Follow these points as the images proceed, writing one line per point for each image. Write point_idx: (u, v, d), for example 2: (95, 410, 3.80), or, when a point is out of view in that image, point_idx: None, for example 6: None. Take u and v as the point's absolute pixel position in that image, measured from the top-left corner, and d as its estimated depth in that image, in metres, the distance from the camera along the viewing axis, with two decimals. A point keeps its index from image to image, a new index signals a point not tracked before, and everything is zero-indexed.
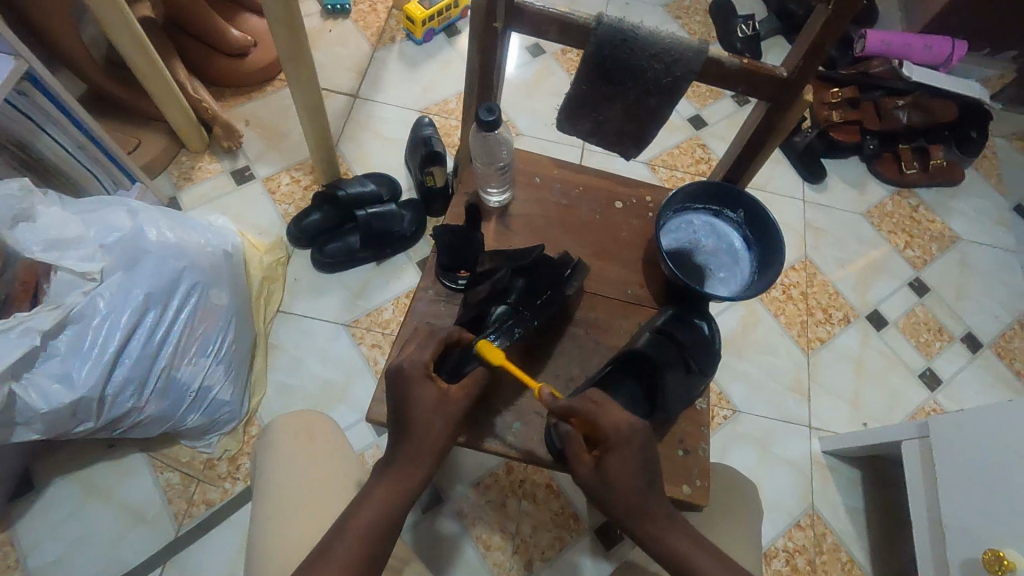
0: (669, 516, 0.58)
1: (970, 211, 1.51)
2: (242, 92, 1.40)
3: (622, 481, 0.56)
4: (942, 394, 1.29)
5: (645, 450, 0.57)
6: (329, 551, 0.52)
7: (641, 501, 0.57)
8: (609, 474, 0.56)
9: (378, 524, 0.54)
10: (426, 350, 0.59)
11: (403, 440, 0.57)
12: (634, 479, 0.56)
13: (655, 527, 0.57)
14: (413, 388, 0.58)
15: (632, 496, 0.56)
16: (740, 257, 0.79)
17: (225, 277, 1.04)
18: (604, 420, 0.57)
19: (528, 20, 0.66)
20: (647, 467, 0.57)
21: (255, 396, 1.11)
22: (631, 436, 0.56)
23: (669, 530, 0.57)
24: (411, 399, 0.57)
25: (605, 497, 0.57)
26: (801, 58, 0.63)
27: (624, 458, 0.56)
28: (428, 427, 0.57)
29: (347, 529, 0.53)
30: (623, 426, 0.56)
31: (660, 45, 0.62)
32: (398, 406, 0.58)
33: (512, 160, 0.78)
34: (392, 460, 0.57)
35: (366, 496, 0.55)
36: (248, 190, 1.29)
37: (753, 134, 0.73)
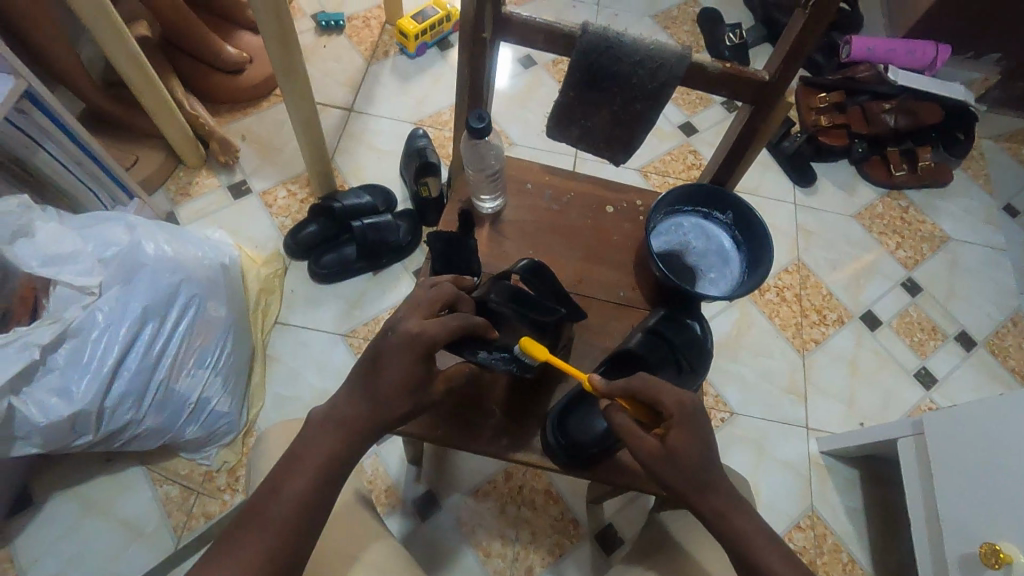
0: (730, 495, 0.57)
1: (960, 211, 1.53)
2: (238, 107, 1.42)
3: (691, 454, 0.55)
4: (938, 393, 1.29)
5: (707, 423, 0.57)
6: (266, 511, 0.52)
7: (708, 475, 0.56)
8: (677, 450, 0.55)
9: (318, 493, 0.53)
10: (437, 329, 0.57)
11: (364, 412, 0.56)
12: (701, 451, 0.56)
13: (720, 503, 0.56)
14: (398, 359, 0.56)
15: (700, 467, 0.56)
16: (729, 258, 0.80)
17: (223, 289, 1.05)
18: (668, 397, 0.56)
19: (515, 30, 0.68)
20: (709, 445, 0.57)
21: (253, 407, 1.12)
22: (695, 408, 0.56)
23: (731, 509, 0.56)
24: (389, 377, 0.56)
25: (671, 475, 0.56)
26: (781, 62, 0.65)
27: (691, 431, 0.56)
28: (394, 405, 0.57)
29: (286, 489, 0.53)
30: (688, 399, 0.57)
31: (644, 52, 0.64)
32: (373, 374, 0.56)
33: (503, 168, 0.80)
34: (340, 423, 0.56)
35: (309, 453, 0.55)
36: (246, 204, 1.31)
37: (738, 137, 0.75)
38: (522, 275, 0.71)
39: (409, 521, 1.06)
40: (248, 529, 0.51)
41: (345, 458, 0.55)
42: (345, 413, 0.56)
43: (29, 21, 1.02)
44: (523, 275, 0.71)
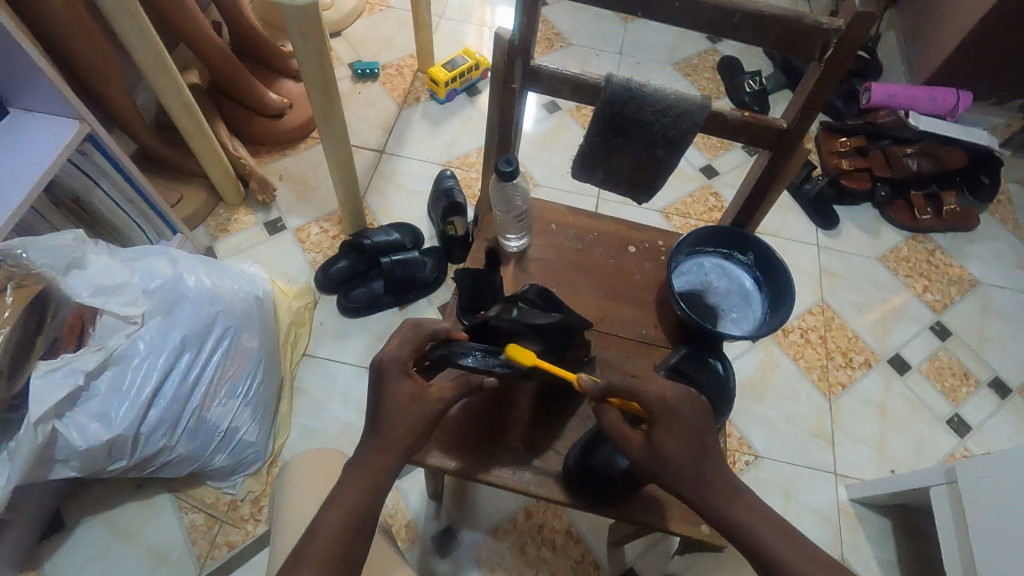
0: (733, 488, 0.56)
1: (988, 255, 1.51)
2: (278, 149, 1.50)
3: (680, 450, 0.55)
4: (973, 440, 1.26)
5: (694, 416, 0.57)
6: (311, 541, 0.53)
7: (707, 469, 0.56)
8: (662, 447, 0.56)
9: (354, 515, 0.55)
10: (405, 347, 0.61)
11: (373, 433, 0.58)
12: (689, 446, 0.56)
13: (722, 498, 0.55)
14: (390, 384, 0.59)
15: (688, 463, 0.55)
16: (751, 298, 0.81)
17: (256, 321, 1.09)
18: (650, 394, 0.57)
19: (543, 81, 0.72)
20: (700, 436, 0.56)
21: (279, 437, 1.14)
22: (677, 403, 0.56)
23: (733, 502, 0.55)
24: (384, 395, 0.59)
25: (661, 472, 0.56)
26: (799, 110, 0.67)
27: (675, 429, 0.56)
28: (400, 422, 0.58)
29: (326, 519, 0.54)
30: (669, 394, 0.57)
31: (666, 101, 0.67)
32: (375, 404, 0.59)
33: (529, 208, 0.83)
34: (360, 450, 0.58)
35: (341, 483, 0.57)
36: (280, 240, 1.37)
37: (758, 180, 0.77)
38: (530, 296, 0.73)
39: (429, 557, 1.06)
40: (300, 560, 0.52)
41: (366, 477, 0.57)
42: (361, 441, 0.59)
43: (93, 70, 1.10)
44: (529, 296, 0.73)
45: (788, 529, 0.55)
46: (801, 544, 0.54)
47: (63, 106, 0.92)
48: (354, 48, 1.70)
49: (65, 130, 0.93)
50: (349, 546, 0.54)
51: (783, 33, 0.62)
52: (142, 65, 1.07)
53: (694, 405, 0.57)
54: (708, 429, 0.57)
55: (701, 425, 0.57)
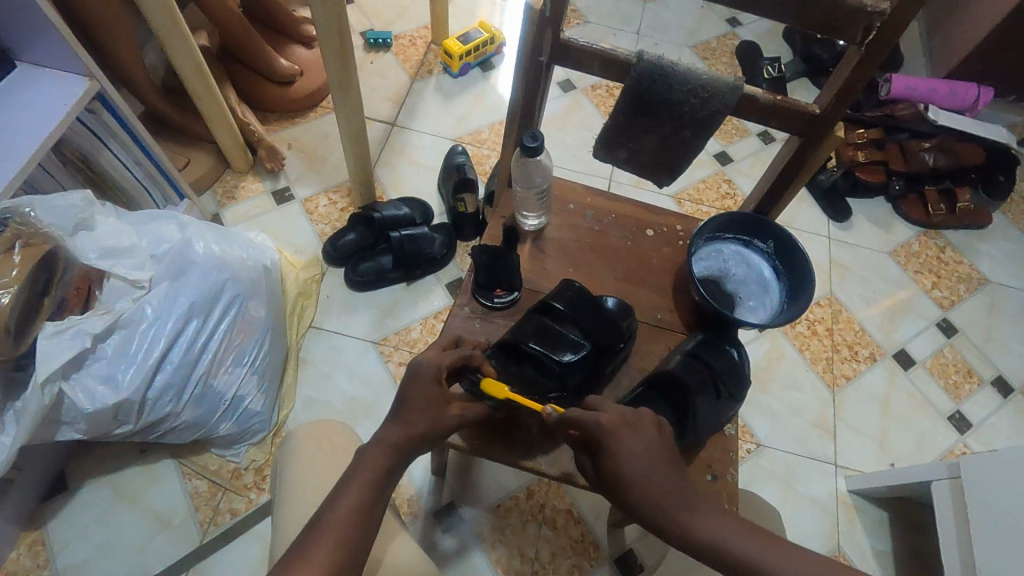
0: (691, 500, 0.57)
1: (998, 254, 1.51)
2: (287, 117, 1.47)
3: (635, 473, 0.57)
4: (973, 437, 1.26)
5: (641, 438, 0.58)
6: (321, 524, 0.52)
7: (668, 487, 0.57)
8: (618, 471, 0.57)
9: (364, 505, 0.54)
10: (443, 358, 0.62)
11: (395, 422, 0.59)
12: (641, 468, 0.57)
13: (689, 518, 0.56)
14: (417, 384, 0.60)
15: (652, 488, 0.57)
16: (769, 286, 0.80)
17: (263, 291, 1.08)
18: (591, 421, 0.58)
19: (572, 56, 0.70)
20: (652, 454, 0.58)
21: (284, 408, 1.14)
22: (619, 428, 0.58)
23: (697, 516, 0.56)
24: (409, 392, 0.60)
25: (623, 495, 0.58)
26: (833, 96, 0.65)
27: (624, 452, 0.57)
28: (417, 420, 0.59)
29: (340, 502, 0.54)
30: (608, 421, 0.58)
31: (697, 82, 0.66)
32: (399, 399, 0.60)
33: (550, 186, 0.81)
34: (382, 438, 0.58)
35: (357, 470, 0.56)
36: (288, 210, 1.35)
37: (783, 168, 0.75)
38: (561, 310, 0.70)
39: (430, 532, 1.07)
40: (306, 540, 0.51)
41: (382, 468, 0.57)
42: (382, 431, 0.59)
43: (102, 26, 1.07)
44: (563, 309, 0.70)
45: (757, 530, 0.56)
46: (785, 549, 0.55)
47: (73, 62, 0.89)
48: (367, 16, 1.66)
49: (74, 87, 0.90)
50: (353, 529, 0.52)
51: (825, 13, 0.60)
52: (153, 23, 1.04)
53: (638, 424, 0.59)
54: (659, 445, 0.59)
55: (656, 444, 0.59)
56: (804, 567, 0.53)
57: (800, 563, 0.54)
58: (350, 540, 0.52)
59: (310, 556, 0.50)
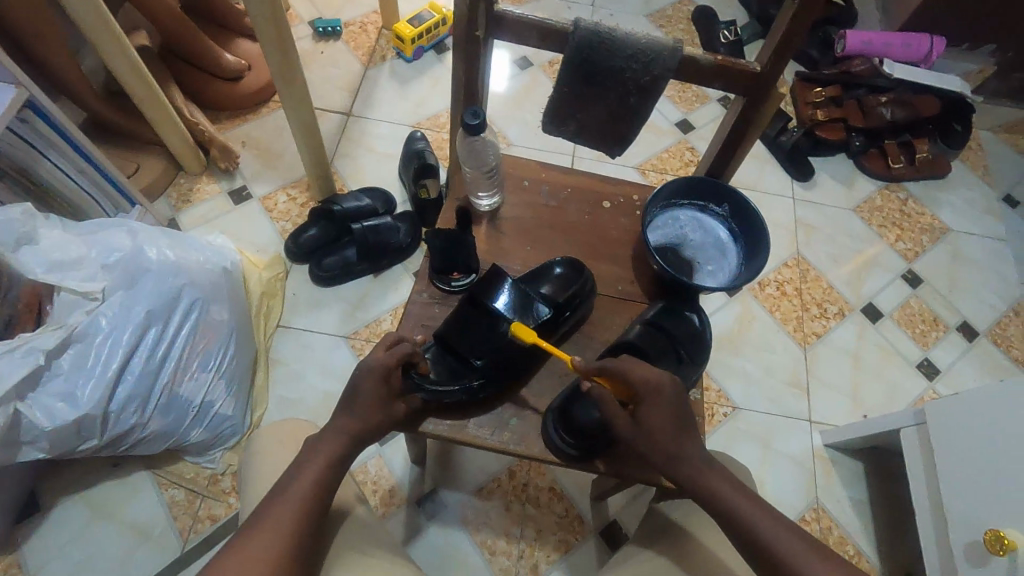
0: (705, 461, 0.61)
1: (959, 202, 1.53)
2: (239, 114, 1.43)
3: (664, 427, 0.61)
4: (941, 383, 1.29)
5: (675, 397, 0.62)
6: (277, 503, 0.54)
7: (686, 445, 0.61)
8: (645, 423, 0.61)
9: (320, 485, 0.56)
10: (389, 358, 0.60)
11: (347, 409, 0.59)
12: (669, 421, 0.61)
13: (702, 473, 0.60)
14: (365, 385, 0.59)
15: (674, 443, 0.61)
16: (726, 249, 0.80)
17: (224, 293, 1.06)
18: (635, 375, 0.61)
19: (508, 27, 0.68)
20: (679, 413, 0.62)
21: (257, 410, 1.12)
22: (662, 385, 0.61)
23: (707, 473, 0.60)
24: (358, 389, 0.59)
25: (642, 444, 0.61)
26: (772, 52, 0.64)
27: (660, 406, 0.61)
28: (367, 415, 0.60)
29: (294, 482, 0.55)
30: (654, 377, 0.61)
31: (636, 47, 0.65)
32: (349, 396, 0.60)
33: (499, 164, 0.80)
34: (334, 428, 0.59)
35: (311, 453, 0.57)
36: (247, 210, 1.32)
37: (729, 131, 0.74)
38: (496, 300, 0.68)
39: (415, 521, 1.07)
40: (253, 528, 0.52)
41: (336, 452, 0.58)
42: (334, 422, 0.59)
43: (28, 31, 1.03)
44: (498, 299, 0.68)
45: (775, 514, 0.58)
46: (794, 532, 0.57)
47: None
48: (314, 5, 1.62)
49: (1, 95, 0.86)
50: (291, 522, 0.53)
51: None
52: (82, 24, 1.00)
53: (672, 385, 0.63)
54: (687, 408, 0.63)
55: (682, 406, 0.62)
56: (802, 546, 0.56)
57: (798, 537, 0.56)
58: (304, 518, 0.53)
59: (245, 549, 0.51)
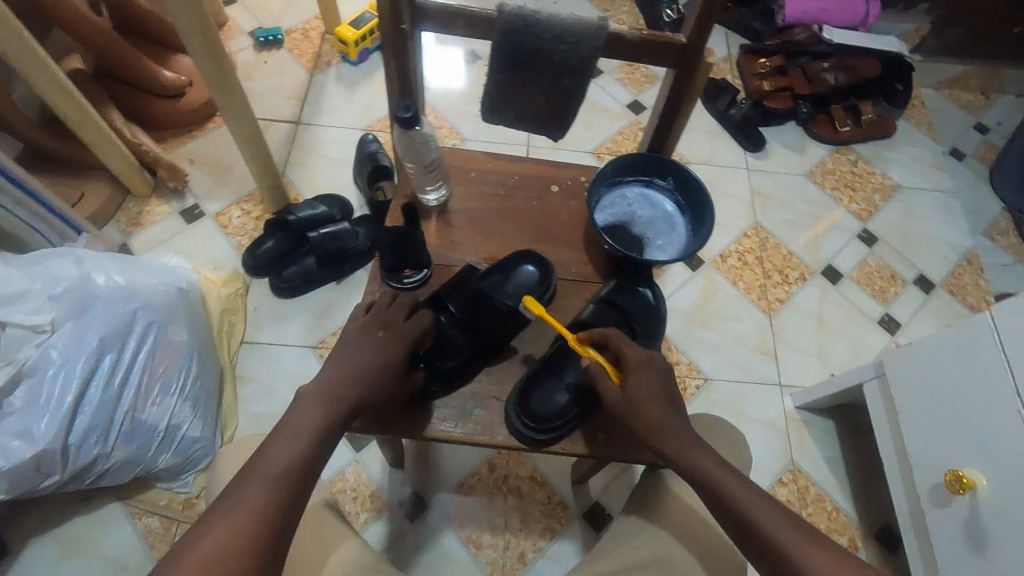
0: (694, 437, 0.61)
1: (906, 160, 1.57)
2: (184, 132, 1.40)
3: (649, 400, 0.62)
4: (903, 336, 1.33)
5: (661, 375, 0.64)
6: (277, 446, 0.52)
7: (673, 422, 0.61)
8: (633, 393, 0.62)
9: (319, 443, 0.54)
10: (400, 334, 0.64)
11: (362, 372, 0.60)
12: (655, 395, 0.62)
13: (686, 448, 0.59)
14: (376, 354, 0.61)
15: (660, 413, 0.61)
16: (674, 222, 0.81)
17: (181, 314, 1.04)
18: (627, 349, 0.65)
19: (433, 17, 0.67)
20: (667, 389, 0.64)
21: (228, 429, 1.10)
22: (647, 362, 0.64)
23: (692, 448, 0.59)
24: (373, 352, 0.61)
25: (630, 415, 0.62)
26: (695, 22, 0.64)
27: (647, 380, 0.63)
28: (375, 383, 0.60)
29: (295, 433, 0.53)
30: (641, 356, 0.65)
31: (563, 27, 0.65)
32: (365, 357, 0.61)
33: (440, 158, 0.79)
34: (349, 385, 0.58)
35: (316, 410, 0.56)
36: (200, 228, 1.29)
37: (664, 104, 0.74)
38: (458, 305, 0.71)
39: (398, 524, 1.06)
40: (252, 467, 0.50)
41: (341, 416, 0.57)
42: (348, 380, 0.59)
43: None
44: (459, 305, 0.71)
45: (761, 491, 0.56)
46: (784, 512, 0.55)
47: None
48: (254, 15, 1.59)
49: None
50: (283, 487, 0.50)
51: None
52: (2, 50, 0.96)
53: (659, 365, 0.65)
54: (675, 390, 0.64)
55: (666, 385, 0.64)
56: (789, 527, 0.53)
57: (785, 518, 0.54)
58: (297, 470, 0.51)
59: (232, 515, 0.47)
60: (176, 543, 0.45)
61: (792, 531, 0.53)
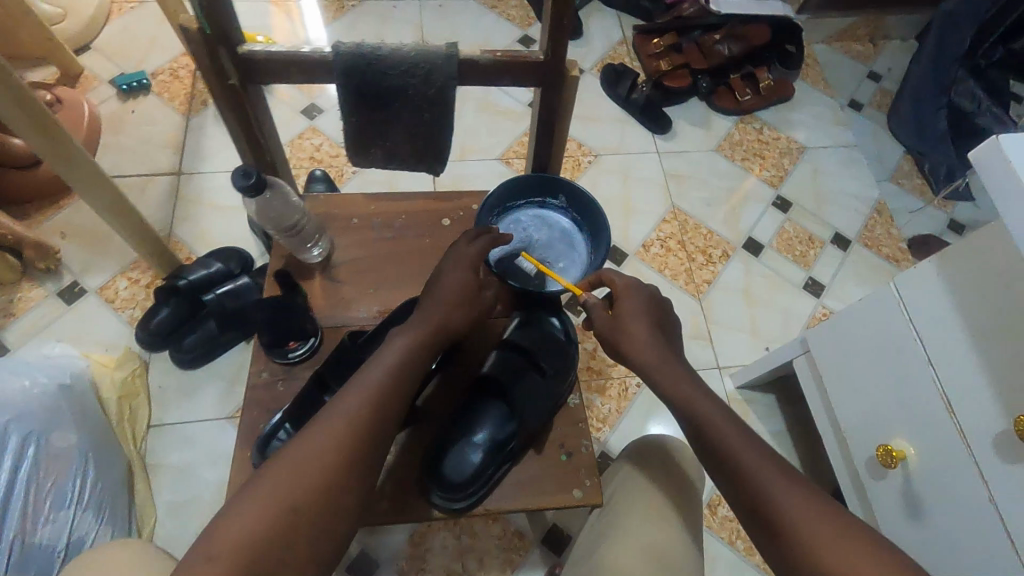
0: (687, 373, 0.63)
1: (808, 120, 1.59)
2: (50, 202, 1.27)
3: (637, 332, 0.65)
4: (829, 297, 1.34)
5: (651, 311, 0.67)
6: (327, 414, 0.55)
7: (664, 357, 0.63)
8: (621, 320, 0.66)
9: (359, 416, 0.55)
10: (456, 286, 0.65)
11: (416, 335, 0.61)
12: (644, 329, 0.65)
13: (672, 381, 0.62)
14: (421, 317, 0.63)
15: (647, 346, 0.64)
16: (574, 240, 0.77)
17: (67, 416, 0.94)
18: (620, 284, 0.68)
19: (261, 69, 0.60)
20: (657, 323, 0.67)
21: (144, 526, 1.00)
22: (636, 295, 0.67)
23: (682, 381, 0.62)
24: (428, 311, 0.64)
25: (620, 343, 0.65)
26: (548, 37, 0.60)
27: (632, 312, 0.66)
28: (417, 351, 0.61)
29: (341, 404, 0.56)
30: (633, 292, 0.67)
31: (407, 61, 0.59)
32: (422, 317, 0.63)
33: (304, 214, 0.71)
34: (398, 351, 0.60)
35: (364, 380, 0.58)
36: (84, 307, 1.17)
37: (540, 123, 0.69)
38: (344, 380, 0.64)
39: None
40: (307, 431, 0.54)
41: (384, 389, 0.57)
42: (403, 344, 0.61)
43: None
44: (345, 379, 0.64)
45: (766, 451, 0.56)
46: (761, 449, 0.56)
47: None
48: (113, 60, 1.45)
49: None
50: (320, 475, 0.52)
51: None
52: None
53: (648, 302, 0.68)
54: (664, 330, 0.67)
55: (653, 322, 0.66)
56: (765, 460, 0.55)
57: (761, 453, 0.55)
58: (335, 443, 0.53)
59: (273, 484, 0.50)
60: (225, 502, 0.50)
61: (767, 466, 0.55)
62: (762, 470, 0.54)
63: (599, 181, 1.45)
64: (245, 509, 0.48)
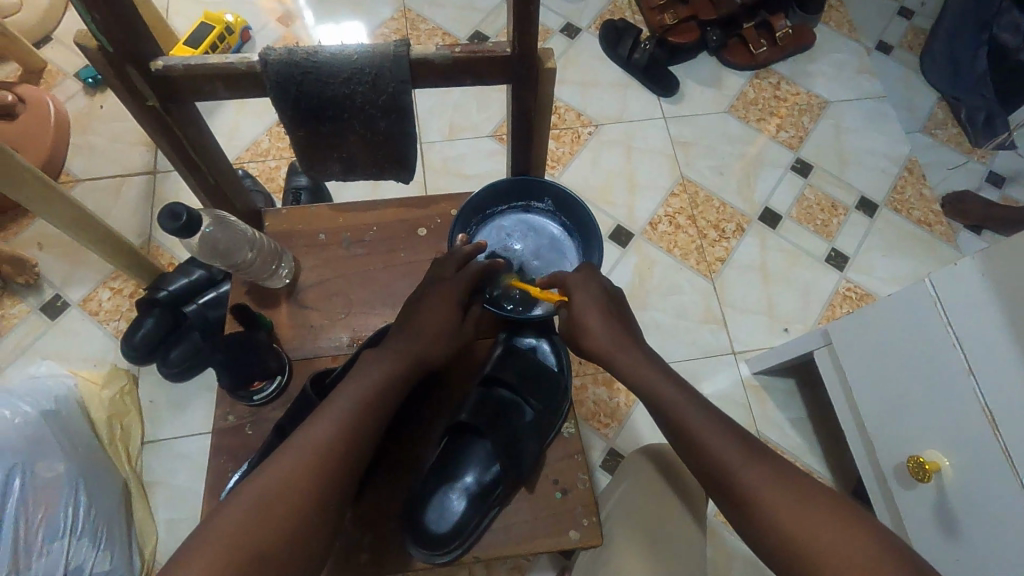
0: (650, 358, 0.62)
1: (831, 70, 1.44)
2: (24, 211, 1.21)
3: (595, 323, 0.62)
4: (853, 270, 1.24)
5: (608, 302, 0.63)
6: (282, 453, 0.52)
7: (624, 343, 0.62)
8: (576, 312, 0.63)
9: (321, 457, 0.51)
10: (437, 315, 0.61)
11: (385, 370, 0.57)
12: (602, 319, 0.62)
13: (634, 369, 0.60)
14: (392, 348, 0.59)
15: (608, 336, 0.62)
16: (562, 247, 0.72)
17: (54, 445, 0.91)
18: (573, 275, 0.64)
19: (184, 84, 0.52)
20: (616, 312, 0.64)
21: (144, 545, 0.99)
22: (591, 280, 0.64)
23: (649, 369, 0.60)
24: (402, 342, 0.59)
25: (581, 338, 0.63)
26: (514, 29, 0.51)
27: (588, 305, 0.62)
28: (388, 386, 0.57)
29: (300, 442, 0.52)
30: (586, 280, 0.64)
31: (349, 67, 0.51)
32: (393, 347, 0.59)
33: (257, 243, 0.64)
34: (368, 384, 0.56)
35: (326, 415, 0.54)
36: (68, 321, 1.14)
37: (514, 124, 0.61)
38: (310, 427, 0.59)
39: None
40: (260, 472, 0.51)
41: (351, 429, 0.54)
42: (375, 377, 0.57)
43: None
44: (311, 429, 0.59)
45: (753, 451, 0.55)
46: (726, 434, 0.55)
47: None
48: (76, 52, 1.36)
49: None
50: (283, 514, 0.49)
51: None
52: None
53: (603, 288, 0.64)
54: (625, 317, 0.64)
55: (613, 306, 0.64)
56: (729, 444, 0.55)
57: (725, 437, 0.55)
58: (295, 487, 0.50)
59: (229, 528, 0.47)
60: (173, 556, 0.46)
61: (732, 450, 0.54)
62: (727, 456, 0.54)
63: (601, 153, 1.34)
64: (190, 563, 0.45)
